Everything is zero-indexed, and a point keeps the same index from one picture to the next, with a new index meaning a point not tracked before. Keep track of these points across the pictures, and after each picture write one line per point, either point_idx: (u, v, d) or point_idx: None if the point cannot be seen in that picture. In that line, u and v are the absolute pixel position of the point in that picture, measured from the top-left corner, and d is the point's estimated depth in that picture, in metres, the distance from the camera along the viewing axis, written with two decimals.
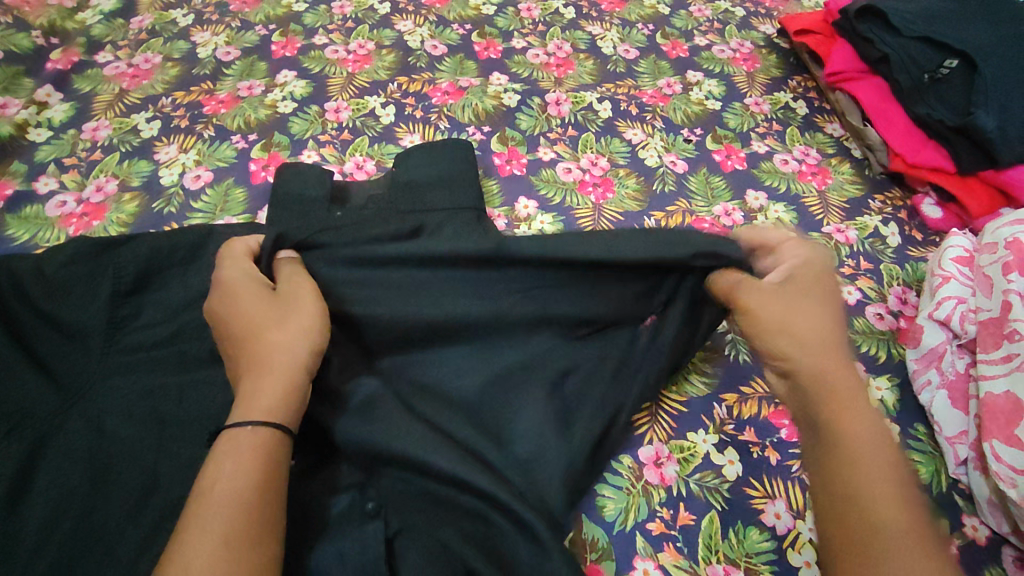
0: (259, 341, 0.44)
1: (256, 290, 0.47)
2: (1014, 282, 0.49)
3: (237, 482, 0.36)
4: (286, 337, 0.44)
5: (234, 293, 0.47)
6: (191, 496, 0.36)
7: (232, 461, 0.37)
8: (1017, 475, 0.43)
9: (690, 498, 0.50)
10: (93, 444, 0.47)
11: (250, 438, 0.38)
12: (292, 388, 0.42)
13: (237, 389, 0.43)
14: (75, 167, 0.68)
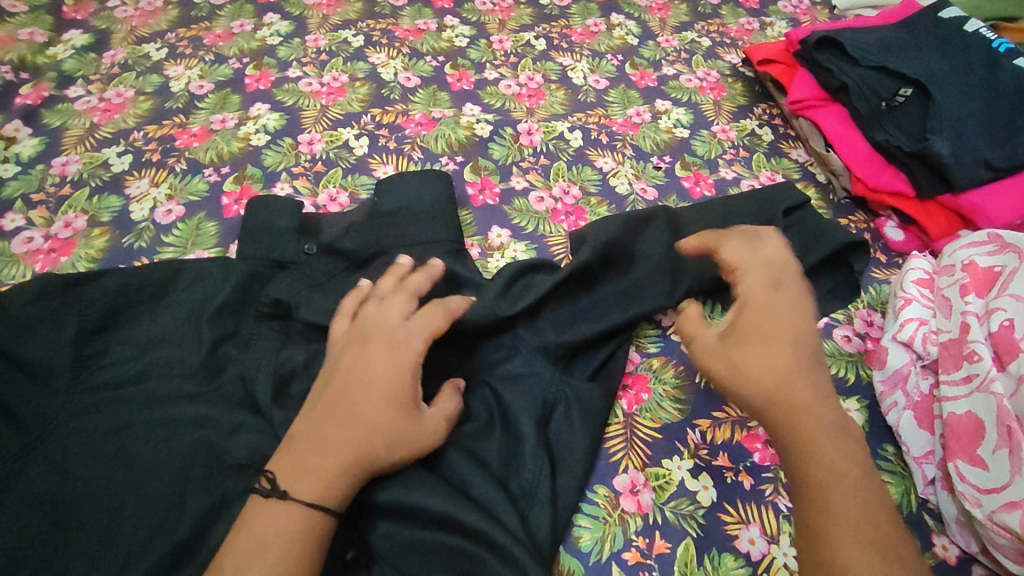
0: (350, 422, 0.45)
1: (398, 367, 0.48)
2: (971, 304, 0.51)
3: (283, 560, 0.40)
4: (377, 439, 0.45)
5: (377, 356, 0.48)
6: (244, 539, 0.41)
7: (284, 518, 0.41)
8: (982, 495, 0.44)
9: (666, 526, 0.50)
10: (54, 487, 0.46)
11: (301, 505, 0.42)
12: (339, 489, 0.43)
13: (312, 449, 0.44)
14: (43, 203, 0.67)
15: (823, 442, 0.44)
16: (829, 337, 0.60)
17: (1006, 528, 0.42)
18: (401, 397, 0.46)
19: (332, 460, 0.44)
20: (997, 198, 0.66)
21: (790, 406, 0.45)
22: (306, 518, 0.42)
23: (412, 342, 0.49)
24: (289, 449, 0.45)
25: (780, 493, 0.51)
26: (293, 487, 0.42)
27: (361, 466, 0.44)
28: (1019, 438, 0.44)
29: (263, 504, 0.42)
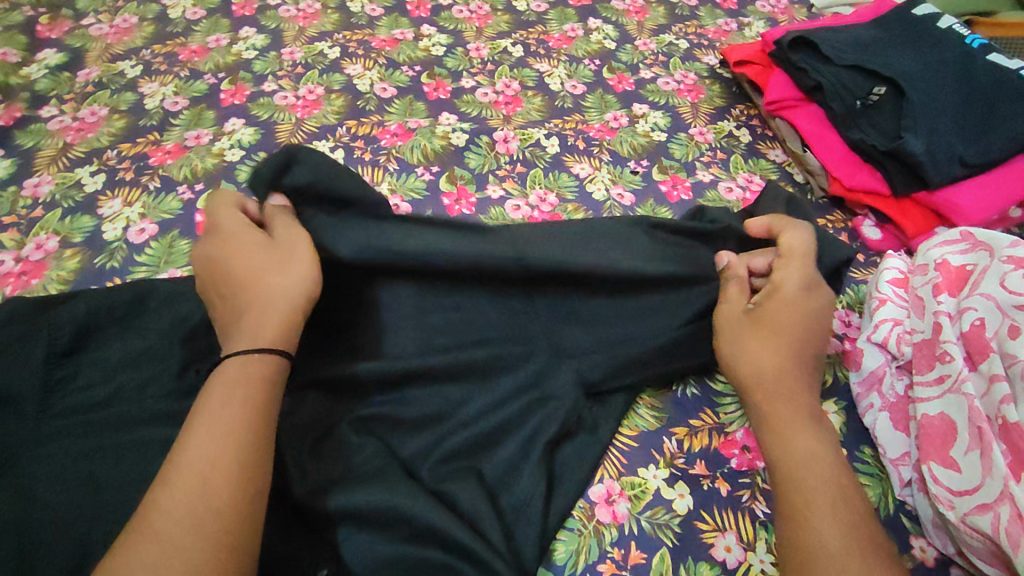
0: (241, 289, 0.46)
1: (237, 229, 0.49)
2: (944, 303, 0.51)
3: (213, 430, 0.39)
4: (267, 285, 0.46)
5: (221, 234, 0.49)
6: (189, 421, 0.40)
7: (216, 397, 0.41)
8: (954, 497, 0.44)
9: (642, 536, 0.49)
10: (22, 512, 0.45)
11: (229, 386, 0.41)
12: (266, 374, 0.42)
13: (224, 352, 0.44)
14: (14, 226, 0.66)
15: (797, 433, 0.45)
16: None
17: (976, 530, 0.42)
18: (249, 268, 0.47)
19: (244, 371, 0.42)
20: (972, 195, 0.66)
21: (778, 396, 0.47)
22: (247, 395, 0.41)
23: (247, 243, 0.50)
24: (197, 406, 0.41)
25: (757, 499, 0.51)
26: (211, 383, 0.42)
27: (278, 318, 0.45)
28: (990, 440, 0.44)
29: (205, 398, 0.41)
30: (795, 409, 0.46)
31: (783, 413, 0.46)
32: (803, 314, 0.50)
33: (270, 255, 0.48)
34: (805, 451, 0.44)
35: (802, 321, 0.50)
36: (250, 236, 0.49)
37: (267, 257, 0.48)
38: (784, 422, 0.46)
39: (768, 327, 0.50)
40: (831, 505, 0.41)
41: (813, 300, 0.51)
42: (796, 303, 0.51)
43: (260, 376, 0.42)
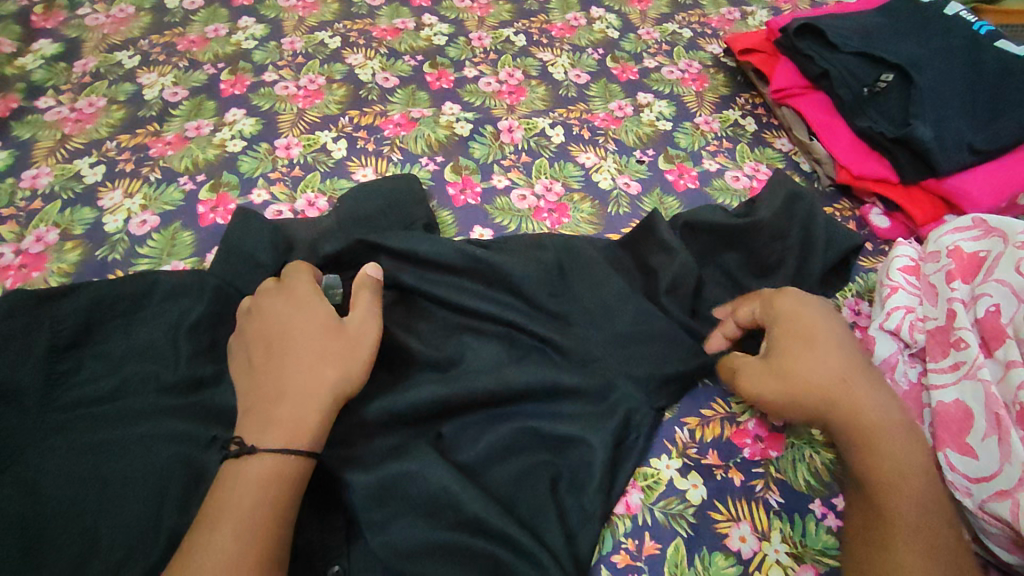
0: (292, 366, 0.47)
1: (291, 304, 0.51)
2: (958, 290, 0.51)
3: (249, 502, 0.41)
4: (323, 368, 0.47)
5: (267, 310, 0.50)
6: (223, 484, 0.42)
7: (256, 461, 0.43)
8: (972, 484, 0.44)
9: (656, 527, 0.49)
10: (28, 508, 0.45)
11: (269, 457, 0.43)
12: (299, 475, 0.43)
13: (272, 403, 0.45)
14: (13, 218, 0.65)
15: (885, 449, 0.44)
16: None
17: (996, 517, 0.42)
18: (313, 325, 0.49)
19: (264, 479, 0.42)
20: (981, 181, 0.65)
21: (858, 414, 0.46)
22: (288, 463, 0.43)
23: (299, 289, 0.52)
24: (207, 514, 0.41)
25: (770, 489, 0.51)
26: (262, 441, 0.43)
27: (328, 400, 0.46)
28: (1009, 427, 0.43)
29: (239, 463, 0.43)
30: (874, 427, 0.45)
31: (857, 434, 0.45)
32: (832, 336, 0.50)
33: (329, 337, 0.48)
34: (887, 470, 0.44)
35: (824, 350, 0.49)
36: (308, 308, 0.50)
37: (324, 333, 0.49)
38: (863, 441, 0.45)
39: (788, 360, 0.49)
40: (912, 529, 0.41)
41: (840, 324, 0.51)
42: (822, 331, 0.50)
43: (282, 483, 0.42)
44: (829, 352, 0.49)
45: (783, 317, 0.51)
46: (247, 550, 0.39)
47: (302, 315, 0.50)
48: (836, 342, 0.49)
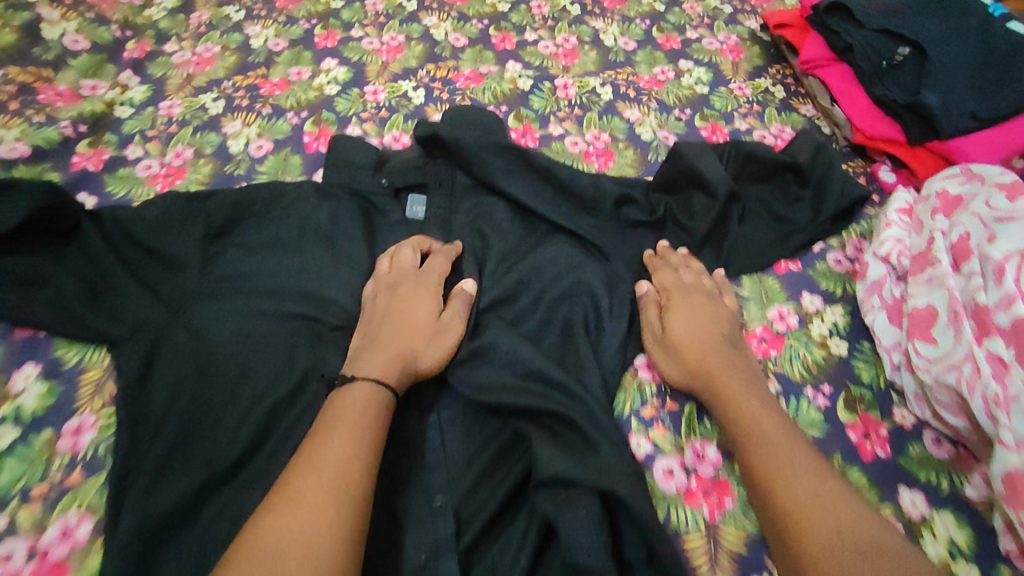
0: (391, 323, 0.59)
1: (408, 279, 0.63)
2: (938, 221, 0.62)
3: (361, 423, 0.49)
4: (417, 335, 0.58)
5: (397, 284, 0.63)
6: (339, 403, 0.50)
7: (377, 403, 0.51)
8: (930, 364, 0.55)
9: (675, 393, 0.61)
10: (196, 345, 0.60)
11: (380, 402, 0.51)
12: (383, 403, 0.52)
13: (368, 346, 0.57)
14: (156, 138, 0.78)
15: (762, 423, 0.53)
16: (823, 260, 0.73)
17: (946, 386, 0.53)
18: (427, 307, 0.61)
19: (358, 407, 0.50)
20: (978, 144, 0.75)
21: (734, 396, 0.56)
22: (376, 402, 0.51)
23: (432, 272, 0.64)
24: (328, 420, 0.49)
25: (769, 376, 0.63)
26: (359, 371, 0.54)
27: (407, 357, 0.56)
28: (962, 317, 0.54)
29: (350, 387, 0.52)
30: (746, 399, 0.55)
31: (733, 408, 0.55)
32: (705, 336, 0.61)
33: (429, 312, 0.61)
34: (765, 432, 0.52)
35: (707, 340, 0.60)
36: (420, 288, 0.62)
37: (425, 310, 0.61)
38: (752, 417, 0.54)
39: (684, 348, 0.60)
40: (785, 469, 0.49)
41: (718, 329, 0.62)
42: (693, 334, 0.61)
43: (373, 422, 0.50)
44: (713, 347, 0.60)
45: (685, 314, 0.62)
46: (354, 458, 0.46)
47: (421, 293, 0.62)
48: (711, 338, 0.61)
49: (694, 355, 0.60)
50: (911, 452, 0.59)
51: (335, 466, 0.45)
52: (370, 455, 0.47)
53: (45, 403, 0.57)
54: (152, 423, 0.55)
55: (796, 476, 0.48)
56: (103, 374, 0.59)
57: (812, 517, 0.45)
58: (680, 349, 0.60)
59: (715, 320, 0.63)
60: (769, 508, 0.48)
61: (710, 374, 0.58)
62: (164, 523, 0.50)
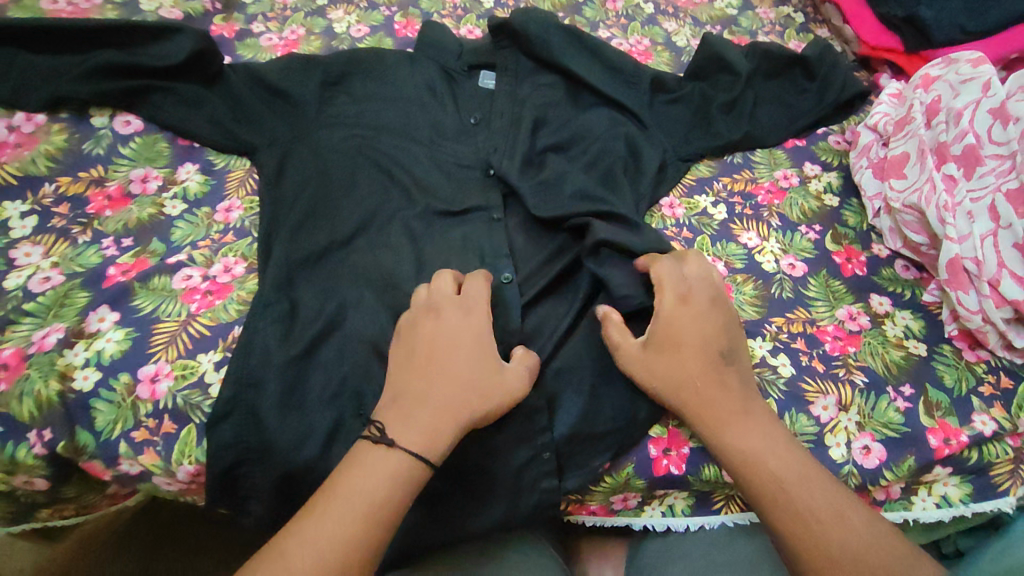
0: (439, 376, 0.55)
1: (456, 321, 0.58)
2: (918, 92, 0.75)
3: (382, 492, 0.50)
4: (471, 391, 0.55)
5: (439, 317, 0.59)
6: (358, 471, 0.51)
7: (403, 462, 0.51)
8: (901, 194, 0.70)
9: (692, 226, 0.77)
10: (315, 158, 0.74)
11: (401, 462, 0.51)
12: (417, 477, 0.51)
13: (410, 408, 0.53)
14: (275, 19, 0.94)
15: (742, 438, 0.55)
16: (825, 140, 0.87)
17: (910, 207, 0.68)
18: (481, 356, 0.57)
19: (384, 473, 0.50)
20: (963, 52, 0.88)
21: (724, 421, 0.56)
22: (418, 472, 0.51)
23: (475, 309, 0.60)
24: (343, 485, 0.50)
25: (772, 218, 0.78)
26: (399, 438, 0.52)
27: (458, 416, 0.54)
28: (926, 154, 0.69)
29: (379, 449, 0.52)
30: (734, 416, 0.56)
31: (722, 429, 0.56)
32: (692, 352, 0.58)
33: (483, 353, 0.57)
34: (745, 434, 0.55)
35: (702, 347, 0.58)
36: (472, 330, 0.58)
37: (480, 356, 0.57)
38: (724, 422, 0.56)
39: (665, 357, 0.58)
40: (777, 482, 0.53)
41: (687, 300, 0.59)
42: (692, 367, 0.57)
43: (402, 488, 0.51)
44: (705, 363, 0.58)
45: (672, 311, 0.59)
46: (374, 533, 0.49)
47: (466, 338, 0.57)
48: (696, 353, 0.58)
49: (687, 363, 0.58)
50: (883, 273, 0.73)
51: (349, 538, 0.48)
52: (385, 523, 0.49)
53: (204, 190, 0.73)
54: (284, 204, 0.70)
55: (791, 492, 0.52)
56: (245, 175, 0.75)
57: (829, 533, 0.50)
58: (673, 352, 0.58)
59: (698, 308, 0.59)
60: (778, 518, 0.52)
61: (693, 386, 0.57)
62: (303, 262, 0.66)
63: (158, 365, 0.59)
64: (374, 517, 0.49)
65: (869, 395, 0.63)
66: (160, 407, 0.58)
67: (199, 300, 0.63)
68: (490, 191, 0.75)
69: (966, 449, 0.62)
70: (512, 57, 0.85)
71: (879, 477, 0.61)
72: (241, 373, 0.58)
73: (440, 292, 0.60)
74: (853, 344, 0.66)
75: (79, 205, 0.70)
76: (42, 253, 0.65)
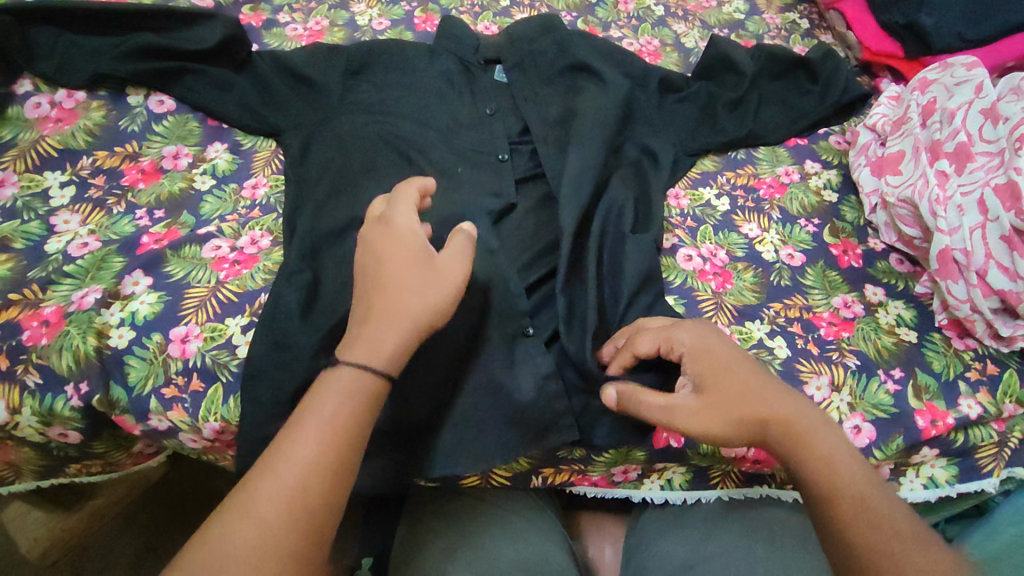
0: (382, 287, 0.53)
1: (395, 239, 0.55)
2: (915, 95, 0.80)
3: (338, 413, 0.47)
4: (414, 295, 0.53)
5: (375, 237, 0.57)
6: (308, 402, 0.48)
7: (348, 385, 0.49)
8: (895, 189, 0.74)
9: (695, 216, 0.80)
10: (336, 140, 0.77)
11: (352, 378, 0.49)
12: (372, 390, 0.49)
13: (360, 325, 0.53)
14: (300, 11, 0.98)
15: (819, 446, 0.51)
16: (826, 140, 0.90)
17: (905, 202, 0.73)
18: (418, 251, 0.55)
19: (337, 398, 0.48)
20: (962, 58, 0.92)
21: (783, 424, 0.52)
22: (367, 382, 0.49)
23: (399, 215, 0.57)
24: (298, 415, 0.47)
25: (772, 210, 0.81)
26: (350, 355, 0.50)
27: (410, 322, 0.52)
28: (921, 153, 0.74)
29: (333, 374, 0.49)
30: (811, 441, 0.52)
31: (800, 457, 0.51)
32: (750, 385, 0.54)
33: (418, 270, 0.54)
34: (824, 461, 0.51)
35: (752, 376, 0.55)
36: (407, 248, 0.55)
37: (414, 274, 0.54)
38: (801, 434, 0.52)
39: (716, 394, 0.55)
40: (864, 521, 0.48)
41: (727, 346, 0.59)
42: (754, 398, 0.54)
43: (357, 401, 0.48)
44: (763, 384, 0.55)
45: (703, 359, 0.58)
46: (338, 460, 0.46)
47: (403, 243, 0.55)
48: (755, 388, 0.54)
49: (745, 392, 0.54)
50: (878, 265, 0.76)
51: (309, 473, 0.45)
52: (345, 449, 0.47)
53: (231, 168, 0.77)
54: (308, 183, 0.74)
55: (861, 513, 0.48)
56: (271, 155, 0.79)
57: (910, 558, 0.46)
58: (718, 391, 0.55)
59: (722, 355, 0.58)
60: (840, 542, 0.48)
61: (763, 406, 0.53)
62: (326, 237, 0.69)
63: (189, 327, 0.63)
64: (331, 442, 0.46)
65: (861, 376, 0.66)
66: (189, 366, 0.61)
67: (228, 269, 0.68)
68: (503, 177, 0.78)
69: (952, 432, 0.65)
70: (528, 50, 0.88)
71: (870, 455, 0.63)
72: (268, 338, 0.62)
73: (389, 210, 0.58)
74: (847, 330, 0.70)
75: (114, 178, 0.74)
76: (81, 221, 0.69)
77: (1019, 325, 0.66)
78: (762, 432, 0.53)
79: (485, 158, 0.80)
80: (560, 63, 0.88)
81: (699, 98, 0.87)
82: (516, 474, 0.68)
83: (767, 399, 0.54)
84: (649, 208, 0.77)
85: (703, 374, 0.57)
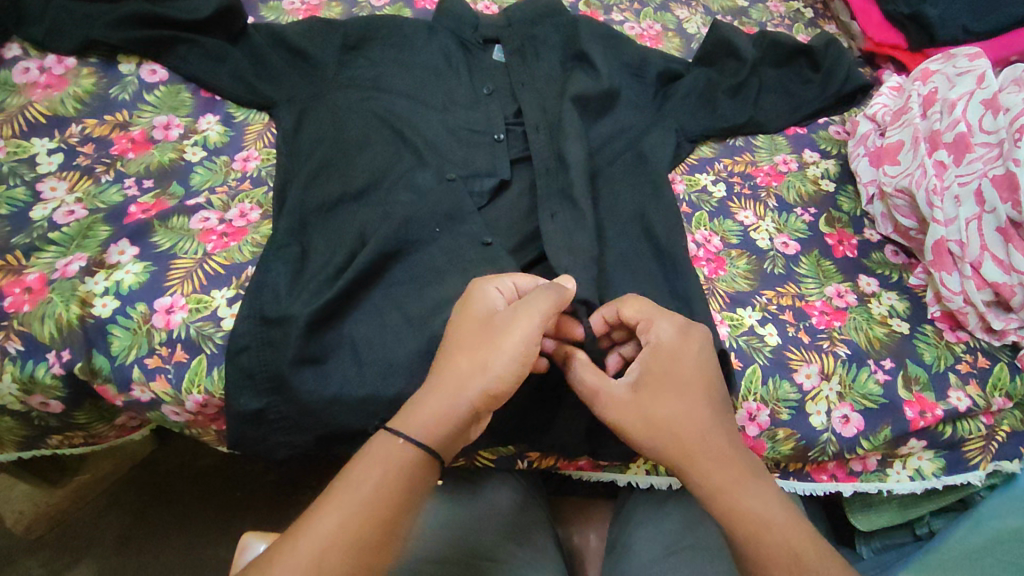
0: (446, 365, 0.51)
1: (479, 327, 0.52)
2: (917, 84, 0.79)
3: (390, 491, 0.46)
4: (468, 377, 0.50)
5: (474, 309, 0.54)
6: (365, 450, 0.48)
7: (406, 447, 0.47)
8: (893, 180, 0.74)
9: (691, 202, 0.79)
10: (329, 114, 0.75)
11: (404, 449, 0.47)
12: (421, 472, 0.48)
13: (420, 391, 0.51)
14: None
15: (742, 491, 0.50)
16: (826, 130, 0.89)
17: (901, 191, 0.73)
18: (488, 343, 0.51)
19: (393, 462, 0.47)
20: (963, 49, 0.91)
21: (704, 457, 0.50)
22: (420, 460, 0.48)
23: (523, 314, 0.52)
24: (350, 470, 0.47)
25: (768, 198, 0.80)
26: (403, 428, 0.48)
27: (465, 408, 0.49)
28: (919, 143, 0.73)
29: (391, 441, 0.48)
30: (738, 484, 0.50)
31: (728, 491, 0.50)
32: (679, 407, 0.52)
33: (480, 350, 0.51)
34: (757, 514, 0.48)
35: (691, 394, 0.53)
36: (484, 321, 0.53)
37: (484, 349, 0.51)
38: (726, 479, 0.50)
39: (653, 400, 0.52)
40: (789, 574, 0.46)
41: (693, 359, 0.55)
42: (693, 425, 0.51)
43: (408, 476, 0.47)
44: (690, 405, 0.52)
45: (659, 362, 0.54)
46: (377, 532, 0.45)
47: (483, 328, 0.52)
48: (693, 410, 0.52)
49: (670, 408, 0.52)
50: (873, 256, 0.76)
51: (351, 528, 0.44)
52: (391, 521, 0.45)
53: (223, 140, 0.76)
54: (300, 157, 0.73)
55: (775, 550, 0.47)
56: (264, 128, 0.78)
57: None
58: (653, 399, 0.52)
59: (684, 371, 0.54)
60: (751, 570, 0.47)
61: (687, 434, 0.51)
62: (316, 212, 0.69)
63: (174, 298, 0.62)
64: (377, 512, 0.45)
65: (851, 366, 0.66)
66: (173, 337, 0.61)
67: (215, 241, 0.67)
68: (498, 157, 0.77)
69: (940, 424, 0.65)
70: (528, 29, 0.86)
71: (856, 445, 0.63)
72: (254, 312, 0.62)
73: (478, 283, 0.57)
74: (838, 319, 0.69)
75: (104, 146, 0.73)
76: (67, 189, 0.69)
77: (1010, 319, 0.67)
78: (679, 465, 0.51)
79: (480, 138, 0.79)
80: (561, 44, 0.87)
81: (700, 84, 0.86)
82: (500, 456, 0.67)
83: (689, 426, 0.51)
84: (644, 191, 0.76)
85: (647, 370, 0.54)
